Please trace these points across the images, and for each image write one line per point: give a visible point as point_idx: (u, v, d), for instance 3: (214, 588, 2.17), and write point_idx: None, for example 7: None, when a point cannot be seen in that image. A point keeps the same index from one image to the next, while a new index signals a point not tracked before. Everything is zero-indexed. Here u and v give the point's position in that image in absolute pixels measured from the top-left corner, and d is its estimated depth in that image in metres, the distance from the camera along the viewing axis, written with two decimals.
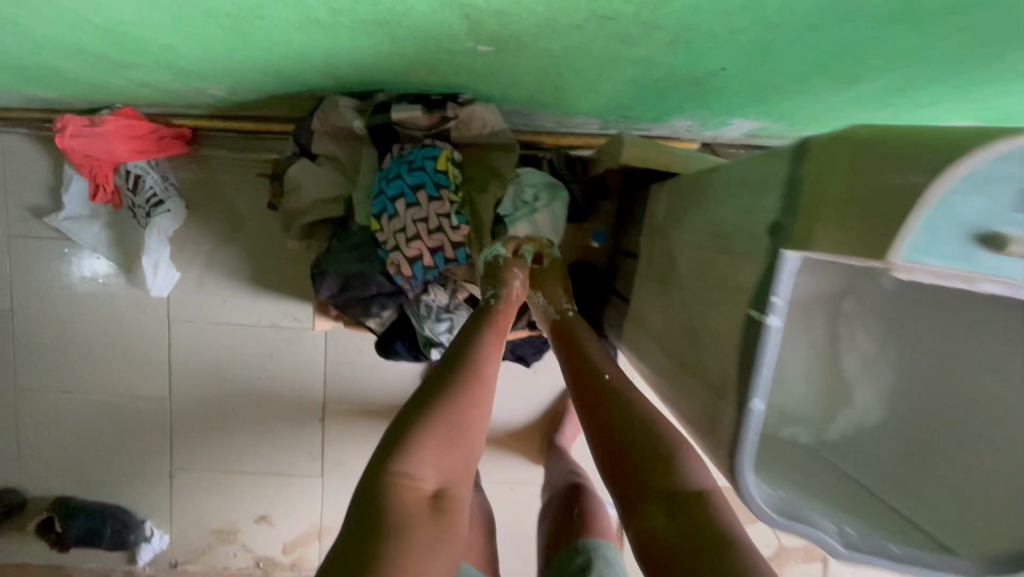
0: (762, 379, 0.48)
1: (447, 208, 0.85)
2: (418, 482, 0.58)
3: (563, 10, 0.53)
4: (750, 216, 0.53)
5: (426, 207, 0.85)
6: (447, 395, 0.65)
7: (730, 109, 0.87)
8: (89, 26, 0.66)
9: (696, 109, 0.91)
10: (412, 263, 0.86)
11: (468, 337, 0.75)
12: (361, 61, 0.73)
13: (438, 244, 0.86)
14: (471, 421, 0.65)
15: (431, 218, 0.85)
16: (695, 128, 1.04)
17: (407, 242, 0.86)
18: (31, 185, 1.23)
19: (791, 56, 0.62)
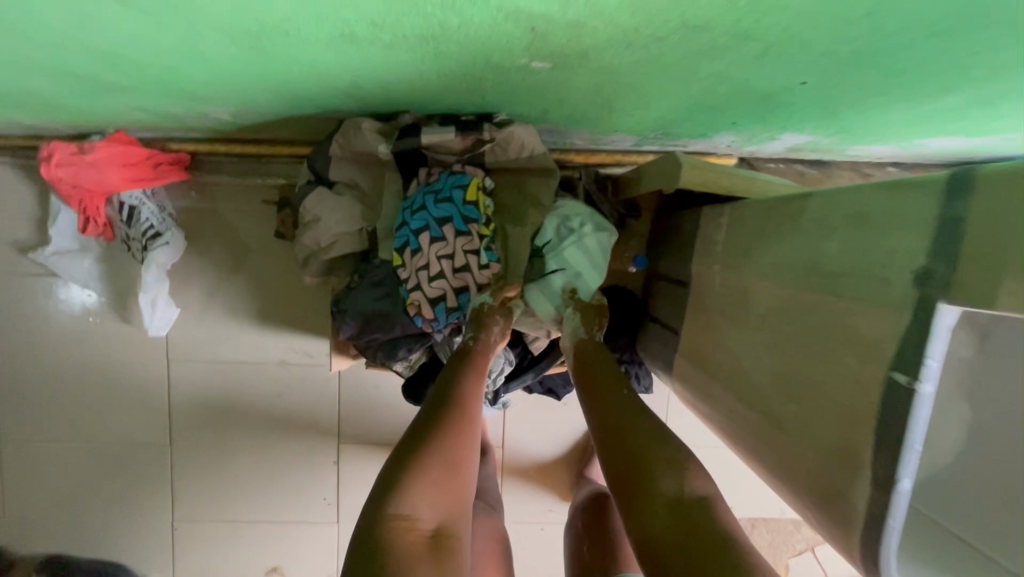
0: (912, 460, 0.41)
1: (476, 243, 0.79)
2: (416, 522, 0.54)
3: (646, 20, 0.46)
4: (872, 255, 0.46)
5: (452, 243, 0.78)
6: (443, 429, 0.60)
7: (787, 124, 0.80)
8: (82, 47, 0.57)
9: (748, 125, 0.84)
10: (435, 303, 0.80)
11: (461, 363, 0.70)
12: (393, 80, 0.65)
13: (462, 284, 0.80)
14: (464, 451, 0.61)
15: (457, 255, 0.79)
16: (736, 144, 0.97)
17: (429, 281, 0.79)
18: (14, 218, 1.13)
19: (886, 66, 0.55)
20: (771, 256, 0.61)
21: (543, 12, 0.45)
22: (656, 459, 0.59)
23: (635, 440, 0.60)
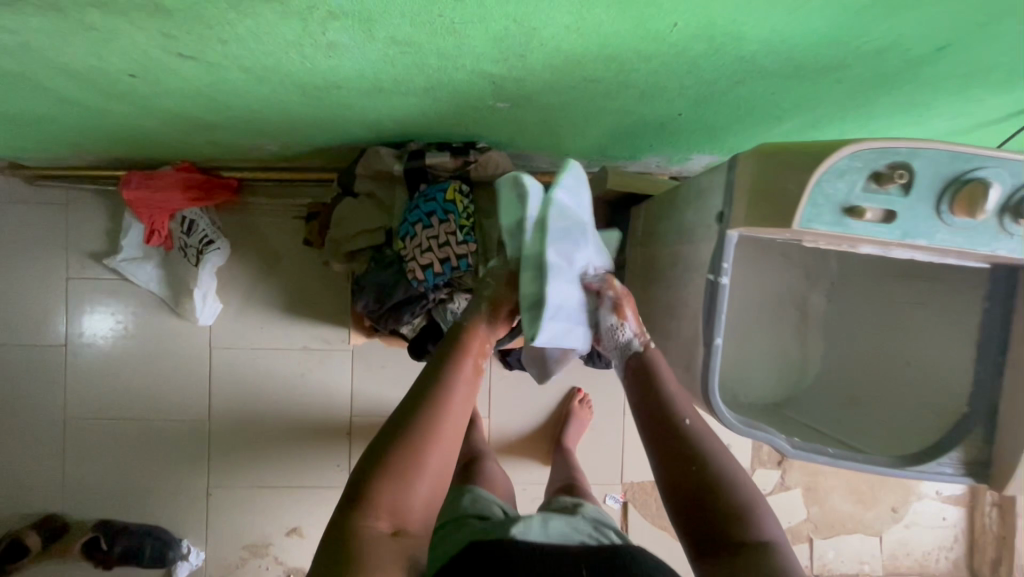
0: (719, 322, 0.68)
1: (454, 228, 1.01)
2: (374, 521, 0.61)
3: (562, 76, 0.75)
4: (704, 213, 0.74)
5: (438, 228, 1.02)
6: (405, 464, 0.63)
7: (689, 146, 1.08)
8: (197, 99, 0.86)
9: (663, 146, 1.10)
10: (425, 269, 1.02)
11: (434, 378, 0.69)
12: (403, 117, 0.93)
13: (446, 256, 1.01)
14: (428, 458, 0.64)
15: (441, 236, 1.01)
16: (664, 163, 1.21)
17: (422, 254, 1.02)
18: (91, 233, 1.39)
19: (729, 103, 0.84)
20: (666, 231, 0.89)
21: (500, 73, 0.74)
22: (694, 473, 0.68)
23: (692, 456, 0.69)
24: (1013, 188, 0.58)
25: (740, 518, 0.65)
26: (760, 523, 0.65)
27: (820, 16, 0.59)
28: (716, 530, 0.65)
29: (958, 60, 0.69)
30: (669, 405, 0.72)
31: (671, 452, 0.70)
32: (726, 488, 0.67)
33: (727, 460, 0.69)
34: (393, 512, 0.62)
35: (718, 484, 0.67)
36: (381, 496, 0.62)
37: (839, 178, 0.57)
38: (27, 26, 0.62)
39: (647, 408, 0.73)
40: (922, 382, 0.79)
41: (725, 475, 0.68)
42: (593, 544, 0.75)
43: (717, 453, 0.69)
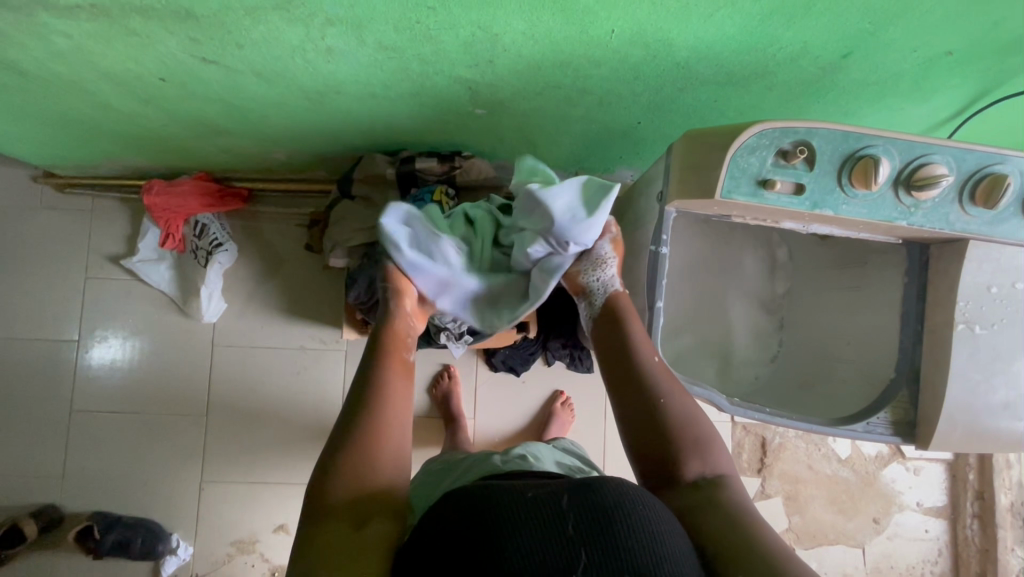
0: (660, 288, 0.78)
1: None
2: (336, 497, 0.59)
3: (527, 82, 0.86)
4: (650, 198, 0.84)
5: None
6: (359, 456, 0.61)
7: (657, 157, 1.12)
8: (214, 104, 0.98)
9: (633, 158, 1.14)
10: None
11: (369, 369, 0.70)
12: (394, 124, 1.05)
13: None
14: (378, 429, 0.64)
15: None
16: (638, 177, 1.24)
17: None
18: (111, 236, 1.51)
19: (679, 115, 0.94)
20: (627, 223, 0.97)
21: (474, 79, 0.86)
22: (654, 411, 0.68)
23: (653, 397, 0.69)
24: (901, 164, 0.68)
25: (695, 454, 0.66)
26: (715, 461, 0.66)
27: (732, 24, 0.71)
28: (670, 466, 0.66)
29: (866, 68, 0.80)
30: (631, 346, 0.73)
31: (633, 391, 0.70)
32: (683, 426, 0.67)
33: (685, 399, 0.70)
34: (356, 508, 0.59)
35: (677, 423, 0.68)
36: (339, 495, 0.59)
37: (751, 154, 0.67)
38: (81, 30, 0.75)
39: (610, 350, 0.74)
40: (858, 356, 0.86)
41: (685, 416, 0.68)
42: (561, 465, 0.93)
43: (677, 395, 0.70)
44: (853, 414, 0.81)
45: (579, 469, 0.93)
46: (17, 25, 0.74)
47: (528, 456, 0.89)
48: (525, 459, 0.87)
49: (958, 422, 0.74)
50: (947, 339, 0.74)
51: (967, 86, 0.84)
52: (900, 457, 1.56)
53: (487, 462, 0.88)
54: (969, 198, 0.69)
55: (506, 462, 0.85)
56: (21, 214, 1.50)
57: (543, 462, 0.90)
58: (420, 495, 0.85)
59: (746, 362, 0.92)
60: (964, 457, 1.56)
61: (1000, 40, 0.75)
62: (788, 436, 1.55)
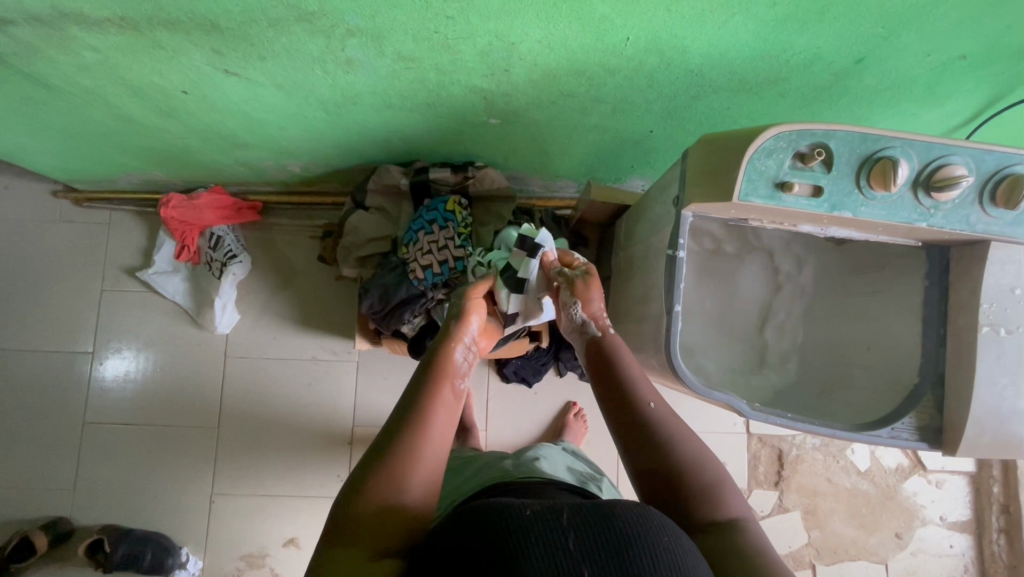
0: (678, 292, 0.78)
1: (453, 234, 1.13)
2: (364, 513, 0.57)
3: (543, 92, 0.88)
4: (664, 203, 0.85)
5: (438, 234, 1.13)
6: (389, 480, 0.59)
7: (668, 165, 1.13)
8: (234, 117, 1.00)
9: (645, 167, 1.15)
10: (425, 269, 1.13)
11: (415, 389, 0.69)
12: (409, 134, 1.07)
13: (445, 258, 1.13)
14: (420, 458, 0.61)
15: (442, 241, 1.13)
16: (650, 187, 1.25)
17: (423, 256, 1.13)
18: (127, 249, 1.53)
19: (692, 121, 0.95)
20: (641, 230, 0.98)
21: (489, 89, 0.87)
22: (662, 455, 0.67)
23: (657, 436, 0.69)
24: (920, 165, 0.68)
25: (707, 499, 0.63)
26: (729, 505, 0.63)
27: (746, 31, 0.72)
28: (680, 511, 0.63)
29: (880, 73, 0.80)
30: (632, 387, 0.74)
31: (635, 436, 0.70)
32: (689, 467, 0.66)
33: (689, 439, 0.69)
34: (380, 539, 0.56)
35: (682, 466, 0.66)
36: (362, 517, 0.57)
37: (768, 156, 0.67)
38: (109, 44, 0.77)
39: (612, 398, 0.75)
40: (878, 361, 0.84)
41: (691, 457, 0.67)
42: (573, 470, 0.94)
43: (682, 436, 0.69)
44: (878, 420, 0.79)
45: (590, 477, 0.95)
46: (48, 39, 0.76)
47: (537, 458, 0.91)
48: (535, 462, 0.89)
49: (987, 427, 0.73)
50: (972, 341, 0.73)
51: (980, 90, 0.84)
52: (920, 469, 1.52)
53: (499, 465, 0.90)
54: (989, 199, 0.69)
55: (517, 466, 0.87)
56: (40, 228, 1.52)
57: (554, 464, 0.92)
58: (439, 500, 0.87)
59: (764, 368, 0.91)
60: (987, 470, 1.52)
61: (1014, 43, 0.75)
62: (805, 448, 1.52)
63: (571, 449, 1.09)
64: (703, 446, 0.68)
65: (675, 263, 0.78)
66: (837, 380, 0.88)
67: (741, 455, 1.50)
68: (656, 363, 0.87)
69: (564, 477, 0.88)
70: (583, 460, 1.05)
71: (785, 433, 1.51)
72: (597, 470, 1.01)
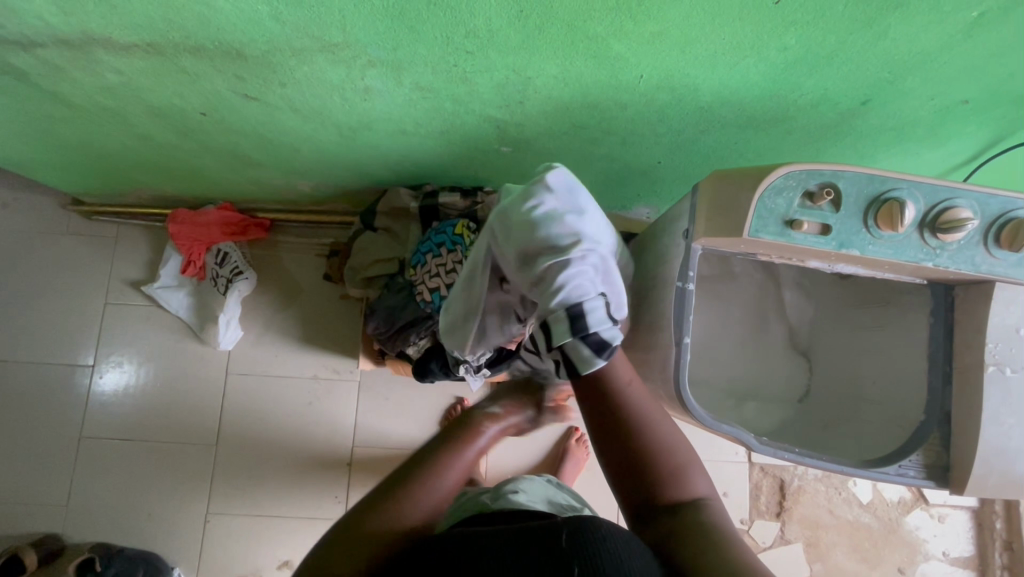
0: (687, 325, 0.79)
1: (461, 257, 1.10)
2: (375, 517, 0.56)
3: (553, 123, 0.89)
4: (672, 236, 0.86)
5: (446, 257, 1.11)
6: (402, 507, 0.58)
7: (674, 195, 1.14)
8: (250, 138, 1.01)
9: (650, 196, 1.16)
10: (433, 292, 1.12)
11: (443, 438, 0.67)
12: (420, 159, 1.08)
13: (453, 281, 1.11)
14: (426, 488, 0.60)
15: (450, 263, 1.11)
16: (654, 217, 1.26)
17: (430, 278, 1.13)
18: (133, 263, 1.53)
19: (699, 154, 0.96)
20: (649, 259, 0.99)
21: (502, 119, 0.89)
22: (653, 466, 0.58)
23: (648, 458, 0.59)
24: (926, 207, 0.69)
25: (669, 466, 0.58)
26: (694, 499, 0.58)
27: (756, 72, 0.73)
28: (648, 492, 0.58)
29: (883, 115, 0.83)
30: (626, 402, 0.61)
31: (624, 460, 0.59)
32: (660, 452, 0.59)
33: (679, 461, 0.59)
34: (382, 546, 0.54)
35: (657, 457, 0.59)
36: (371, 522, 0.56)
37: (779, 194, 0.69)
38: (134, 67, 0.79)
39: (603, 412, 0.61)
40: (884, 396, 0.85)
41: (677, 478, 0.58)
42: (557, 505, 0.92)
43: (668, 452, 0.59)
44: (884, 456, 0.80)
45: (570, 510, 0.93)
46: (74, 61, 0.78)
47: (515, 491, 0.90)
48: (512, 495, 0.88)
49: (993, 466, 0.73)
50: (978, 380, 0.74)
51: (981, 133, 0.87)
52: (923, 503, 1.51)
53: (476, 499, 0.89)
54: (994, 240, 0.70)
55: (495, 499, 0.86)
56: (48, 239, 1.53)
57: (530, 497, 0.90)
58: None
59: (771, 400, 0.92)
60: (989, 505, 1.51)
61: (1016, 89, 0.77)
62: (807, 478, 1.51)
63: (554, 483, 1.05)
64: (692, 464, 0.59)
65: (684, 294, 0.79)
66: (843, 413, 0.88)
67: (742, 484, 1.49)
68: (664, 393, 0.86)
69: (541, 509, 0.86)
70: (563, 490, 1.03)
71: (787, 463, 1.51)
72: (579, 503, 1.00)
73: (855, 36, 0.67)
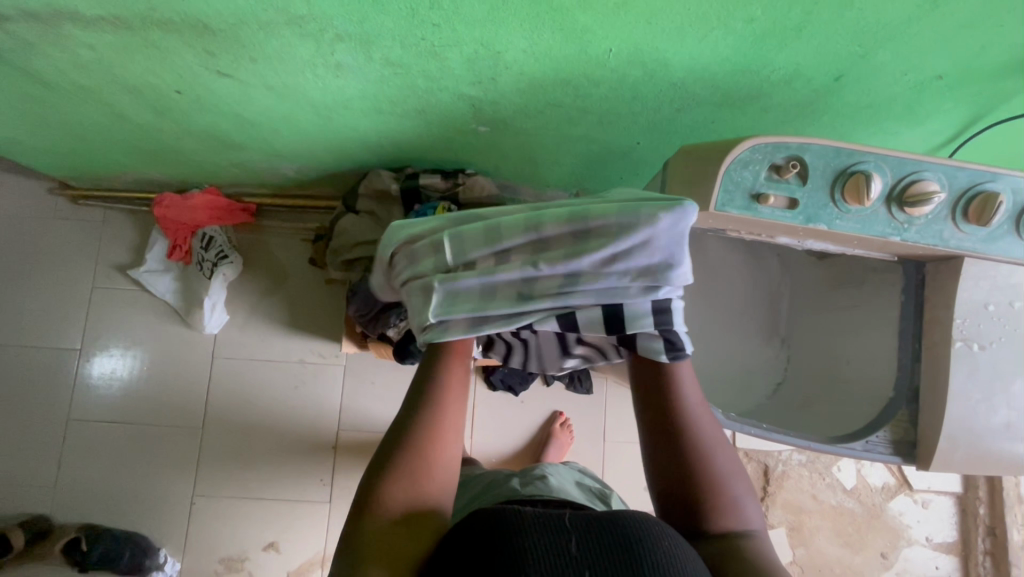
0: None
1: None
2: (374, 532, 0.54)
3: (529, 101, 0.89)
4: None
5: None
6: (388, 502, 0.55)
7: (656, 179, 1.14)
8: (227, 118, 1.01)
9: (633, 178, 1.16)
10: None
11: (411, 409, 0.61)
12: (400, 140, 1.08)
13: None
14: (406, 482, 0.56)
15: None
16: None
17: None
18: (120, 248, 1.54)
19: (677, 133, 0.95)
20: None
21: (477, 97, 0.89)
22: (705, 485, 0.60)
23: (702, 478, 0.60)
24: (893, 181, 0.69)
25: (720, 485, 0.60)
26: (743, 510, 0.60)
27: (725, 46, 0.73)
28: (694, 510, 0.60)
29: (858, 92, 0.82)
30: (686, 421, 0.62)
31: (678, 477, 0.61)
32: (717, 476, 0.61)
33: (731, 480, 0.61)
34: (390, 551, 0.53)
35: (708, 475, 0.60)
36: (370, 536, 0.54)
37: (745, 168, 0.69)
38: (104, 42, 0.79)
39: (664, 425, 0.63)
40: (858, 374, 0.85)
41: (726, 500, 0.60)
42: (583, 487, 0.92)
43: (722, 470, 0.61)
44: (852, 433, 0.81)
45: (599, 493, 0.93)
46: (44, 36, 0.78)
47: (547, 475, 0.90)
48: (545, 478, 0.87)
49: (959, 442, 0.73)
50: (945, 356, 0.74)
51: (958, 110, 0.86)
52: (907, 489, 1.52)
53: (507, 484, 0.88)
54: (962, 215, 0.70)
55: (524, 483, 0.86)
56: (35, 224, 1.53)
57: (565, 483, 0.89)
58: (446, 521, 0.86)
59: (747, 379, 0.92)
60: (974, 491, 1.52)
61: (989, 65, 0.77)
62: (791, 464, 1.52)
63: (585, 470, 1.05)
64: (738, 483, 0.61)
65: None
66: (819, 392, 0.89)
67: None
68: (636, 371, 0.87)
69: (574, 494, 0.87)
70: (593, 477, 1.02)
71: (771, 448, 1.51)
72: (606, 485, 1.00)
73: (821, 7, 0.67)
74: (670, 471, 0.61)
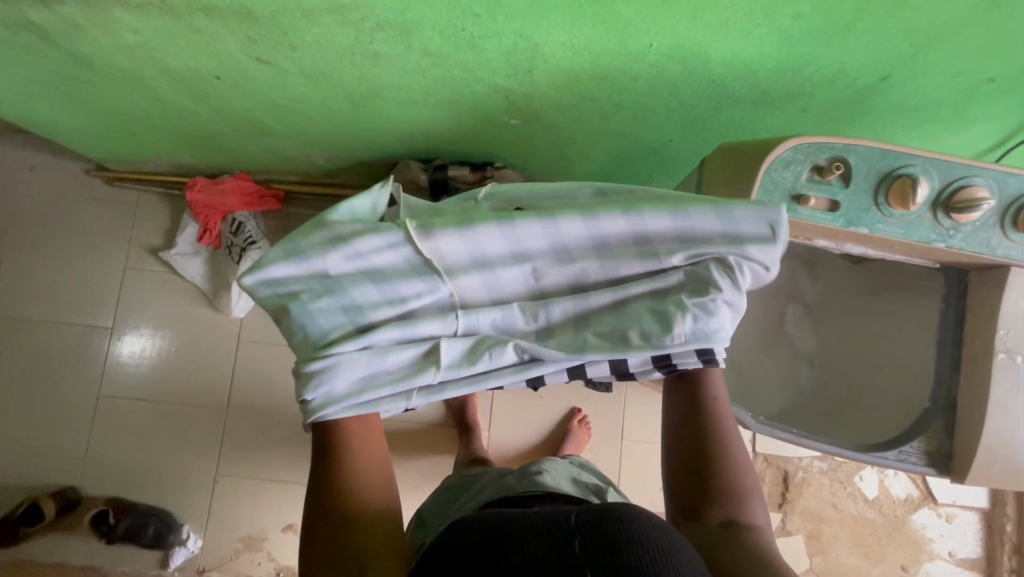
0: None
1: None
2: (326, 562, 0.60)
3: (563, 95, 0.89)
4: None
5: None
6: (333, 530, 0.61)
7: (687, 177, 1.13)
8: (263, 104, 1.02)
9: (663, 176, 1.15)
10: None
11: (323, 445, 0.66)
12: (431, 131, 1.08)
13: None
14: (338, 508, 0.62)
15: None
16: None
17: None
18: (152, 230, 1.57)
19: (711, 131, 0.94)
20: None
21: (512, 89, 0.88)
22: (722, 478, 0.65)
23: (717, 471, 0.65)
24: (940, 185, 0.67)
25: (736, 481, 0.65)
26: (752, 506, 0.64)
27: (770, 43, 0.72)
28: (706, 498, 0.64)
29: (904, 93, 0.80)
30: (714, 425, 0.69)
31: (695, 464, 0.66)
32: (736, 472, 0.65)
33: (746, 479, 0.66)
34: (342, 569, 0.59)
35: (726, 468, 0.66)
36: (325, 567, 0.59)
37: (785, 168, 0.68)
38: (149, 27, 0.80)
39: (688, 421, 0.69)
40: (891, 383, 0.83)
41: (738, 493, 0.64)
42: (580, 485, 0.92)
43: (740, 470, 0.66)
44: (884, 442, 0.79)
45: (596, 489, 0.92)
46: (92, 19, 0.80)
47: (541, 471, 0.89)
48: (538, 474, 0.87)
49: (997, 455, 0.72)
50: (986, 367, 0.72)
51: (1009, 114, 0.83)
52: (931, 502, 1.48)
53: (503, 482, 0.87)
54: (1012, 223, 0.68)
55: (520, 480, 0.86)
56: (72, 204, 1.57)
57: (559, 479, 0.89)
58: (440, 519, 0.86)
59: (774, 383, 0.90)
60: (1001, 507, 1.48)
61: None
62: (812, 471, 1.49)
63: (584, 465, 1.05)
64: (752, 482, 0.66)
65: None
66: (848, 399, 0.87)
67: None
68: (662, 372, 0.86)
69: (568, 490, 0.86)
70: (595, 475, 1.01)
71: (792, 454, 1.49)
72: (604, 481, 0.99)
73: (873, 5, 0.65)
74: (688, 461, 0.67)
